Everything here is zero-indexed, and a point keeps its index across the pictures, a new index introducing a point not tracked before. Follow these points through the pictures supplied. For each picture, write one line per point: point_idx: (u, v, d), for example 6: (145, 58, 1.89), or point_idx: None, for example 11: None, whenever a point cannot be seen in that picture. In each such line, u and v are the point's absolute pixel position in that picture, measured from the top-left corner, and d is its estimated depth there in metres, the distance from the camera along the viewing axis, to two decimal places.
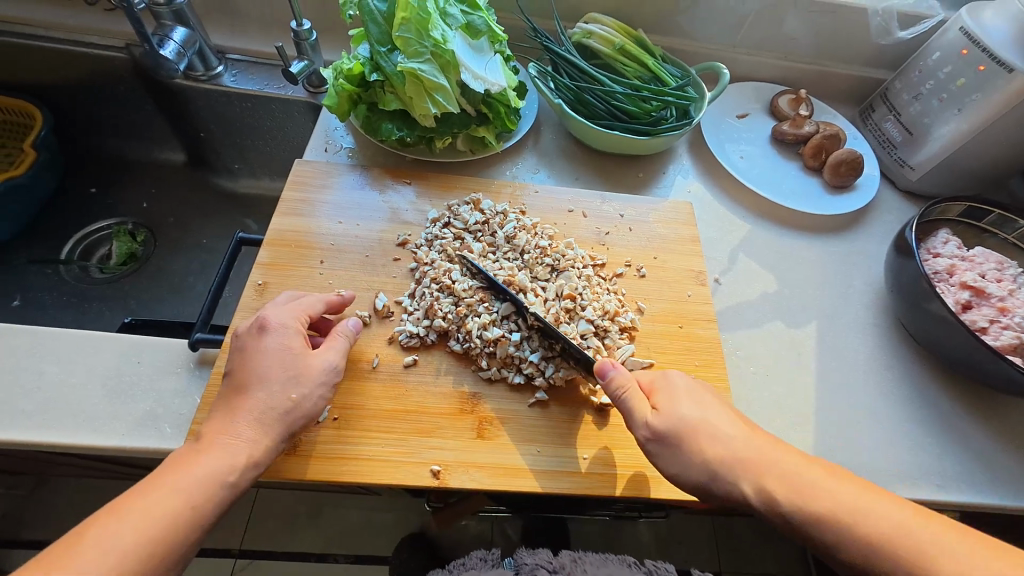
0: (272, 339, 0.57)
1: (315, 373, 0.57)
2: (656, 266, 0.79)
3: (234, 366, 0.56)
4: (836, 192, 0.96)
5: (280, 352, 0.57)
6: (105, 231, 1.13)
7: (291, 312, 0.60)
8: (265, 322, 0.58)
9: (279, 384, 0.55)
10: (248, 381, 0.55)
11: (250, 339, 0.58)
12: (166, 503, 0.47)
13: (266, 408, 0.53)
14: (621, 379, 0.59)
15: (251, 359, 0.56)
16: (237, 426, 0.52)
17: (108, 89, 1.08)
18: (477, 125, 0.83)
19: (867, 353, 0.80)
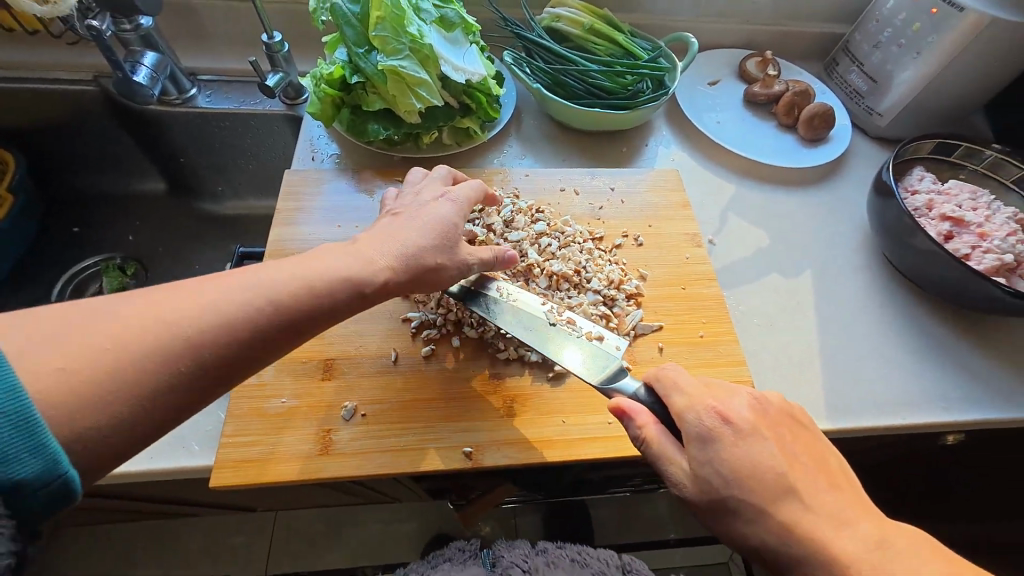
0: (450, 204, 0.63)
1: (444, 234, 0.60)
2: (652, 234, 0.81)
3: (403, 211, 0.62)
4: (811, 145, 1.00)
5: (448, 217, 0.61)
6: (94, 269, 1.11)
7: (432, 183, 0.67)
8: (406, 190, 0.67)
9: (435, 242, 0.59)
10: (409, 225, 0.59)
11: (426, 201, 0.63)
12: (228, 297, 0.45)
13: (416, 250, 0.57)
14: (644, 422, 0.51)
15: (418, 211, 0.61)
16: (383, 256, 0.55)
17: (80, 124, 1.06)
18: (461, 116, 0.85)
19: (861, 294, 0.83)
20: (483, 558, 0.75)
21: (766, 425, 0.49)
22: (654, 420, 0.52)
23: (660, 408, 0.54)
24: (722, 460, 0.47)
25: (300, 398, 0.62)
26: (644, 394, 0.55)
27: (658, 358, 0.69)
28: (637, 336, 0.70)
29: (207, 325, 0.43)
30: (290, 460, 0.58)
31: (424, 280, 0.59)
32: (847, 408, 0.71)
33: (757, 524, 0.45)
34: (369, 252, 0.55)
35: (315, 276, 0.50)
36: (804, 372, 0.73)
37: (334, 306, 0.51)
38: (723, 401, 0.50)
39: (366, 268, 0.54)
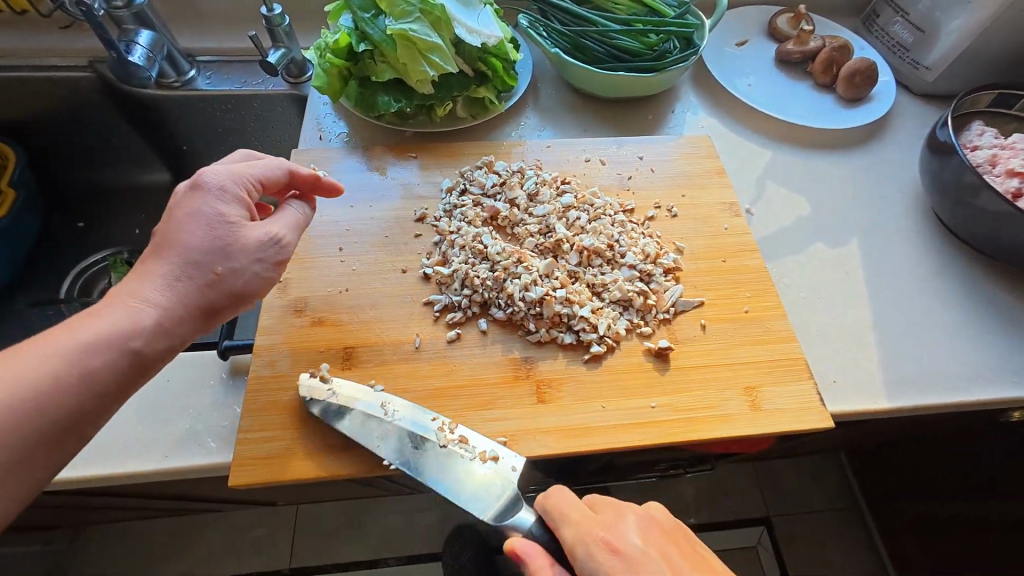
0: (207, 199, 0.51)
1: (251, 244, 0.52)
2: (686, 204, 0.75)
3: (161, 225, 0.51)
4: (851, 105, 0.93)
5: (208, 218, 0.51)
6: (101, 264, 1.08)
7: (234, 174, 0.54)
8: (201, 180, 0.52)
9: (203, 253, 0.49)
10: (173, 241, 0.49)
11: (185, 200, 0.51)
12: (28, 381, 0.42)
13: (189, 272, 0.49)
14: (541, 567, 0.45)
15: (176, 218, 0.50)
16: (149, 291, 0.47)
17: (78, 113, 1.02)
18: (476, 85, 0.79)
19: (916, 261, 0.76)
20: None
21: (658, 549, 0.44)
22: (546, 560, 0.45)
23: (554, 543, 0.48)
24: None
25: (319, 389, 0.58)
26: (538, 530, 0.49)
27: (701, 337, 0.63)
28: (676, 313, 0.65)
29: (31, 413, 0.41)
30: (310, 454, 0.54)
31: (221, 301, 0.50)
32: (906, 384, 0.65)
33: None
34: (133, 295, 0.47)
35: (93, 338, 0.44)
36: (859, 346, 0.67)
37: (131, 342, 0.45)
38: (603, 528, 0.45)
39: (136, 310, 0.46)
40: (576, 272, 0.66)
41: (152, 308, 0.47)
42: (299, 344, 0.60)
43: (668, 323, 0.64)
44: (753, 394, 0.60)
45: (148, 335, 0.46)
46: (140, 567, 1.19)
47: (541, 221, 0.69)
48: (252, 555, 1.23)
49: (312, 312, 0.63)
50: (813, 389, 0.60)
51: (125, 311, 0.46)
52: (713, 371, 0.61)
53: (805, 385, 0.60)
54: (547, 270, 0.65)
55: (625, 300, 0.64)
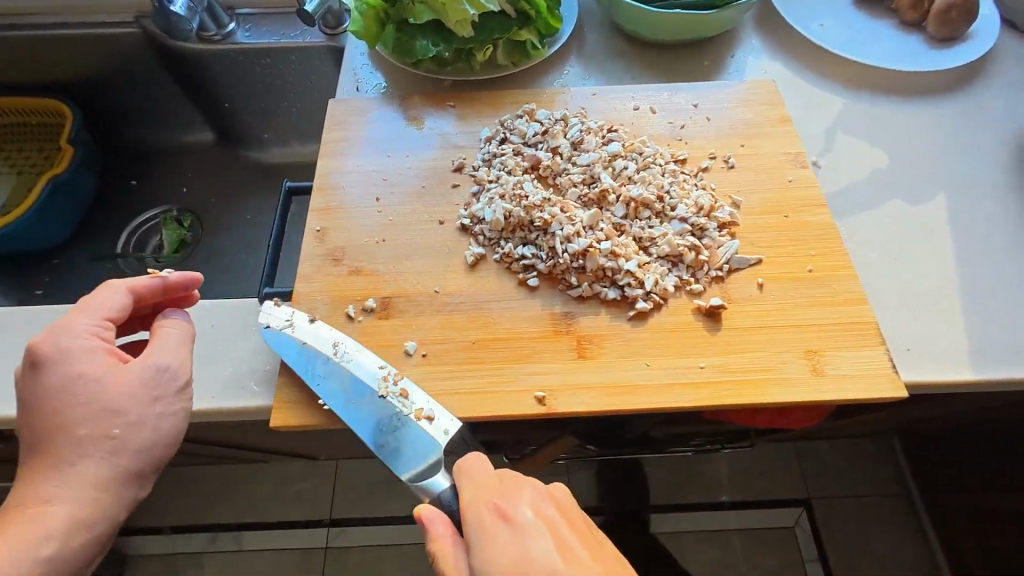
0: (57, 372, 0.46)
1: (134, 388, 0.47)
2: (745, 154, 0.68)
3: (34, 411, 0.46)
4: (942, 46, 0.82)
5: (70, 386, 0.46)
6: (153, 221, 1.12)
7: (87, 330, 0.48)
8: (38, 356, 0.47)
9: (89, 423, 0.45)
10: (62, 426, 0.45)
11: (42, 375, 0.46)
12: None
13: (74, 463, 0.45)
14: (439, 538, 0.41)
15: (54, 401, 0.46)
16: (57, 479, 0.45)
17: (126, 71, 1.04)
18: (518, 28, 0.74)
19: (1014, 221, 0.67)
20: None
21: (551, 524, 0.39)
22: (449, 535, 0.41)
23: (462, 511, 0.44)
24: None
25: (357, 337, 0.57)
26: (448, 496, 0.45)
27: (758, 296, 0.58)
28: (731, 271, 0.60)
29: None
30: (348, 401, 0.54)
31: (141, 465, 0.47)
32: (995, 355, 0.58)
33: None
34: (37, 494, 0.44)
35: (8, 567, 0.42)
36: (940, 311, 0.60)
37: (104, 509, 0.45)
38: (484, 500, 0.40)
39: (73, 494, 0.44)
40: (622, 225, 0.62)
41: (69, 500, 0.44)
42: (337, 293, 0.60)
43: (721, 281, 0.59)
44: (815, 358, 0.54)
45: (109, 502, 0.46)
46: (196, 507, 1.28)
47: (585, 169, 0.65)
48: (295, 504, 1.29)
49: (350, 262, 0.62)
50: (886, 355, 0.54)
51: (65, 497, 0.44)
52: (771, 331, 0.56)
53: (876, 350, 0.55)
54: (592, 222, 0.61)
55: (675, 254, 0.60)
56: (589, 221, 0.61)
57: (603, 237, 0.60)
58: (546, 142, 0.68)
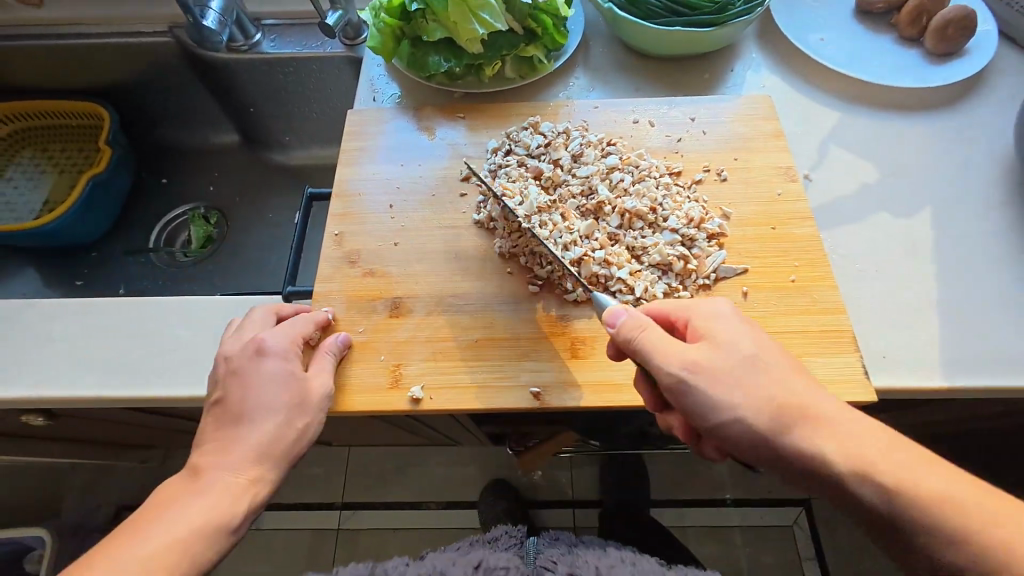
0: (254, 365, 0.55)
1: (316, 398, 0.56)
2: (738, 168, 0.72)
3: (229, 394, 0.54)
4: (939, 61, 0.84)
5: (282, 378, 0.55)
6: (182, 218, 1.19)
7: (289, 335, 0.58)
8: (262, 345, 0.56)
9: (278, 414, 0.53)
10: (249, 411, 0.53)
11: (246, 364, 0.55)
12: (149, 551, 0.44)
13: (244, 443, 0.51)
14: (636, 322, 0.52)
15: (242, 386, 0.53)
16: (233, 461, 0.50)
17: (160, 76, 1.11)
18: (525, 44, 0.78)
19: (997, 235, 0.70)
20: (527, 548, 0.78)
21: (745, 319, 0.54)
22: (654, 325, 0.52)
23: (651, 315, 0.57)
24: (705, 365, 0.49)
25: (371, 333, 0.63)
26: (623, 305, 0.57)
27: (742, 304, 0.62)
28: (717, 280, 0.64)
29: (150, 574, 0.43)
30: (363, 391, 0.59)
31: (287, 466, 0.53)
32: (967, 363, 0.61)
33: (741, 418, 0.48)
34: (214, 470, 0.50)
35: (170, 532, 0.46)
36: (917, 321, 0.64)
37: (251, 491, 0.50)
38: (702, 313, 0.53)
39: (232, 478, 0.50)
40: (616, 234, 0.66)
41: (239, 486, 0.50)
42: (353, 293, 0.65)
43: (707, 289, 0.63)
44: None
45: (258, 485, 0.51)
46: None
47: (584, 180, 0.70)
48: (310, 486, 1.37)
49: (365, 264, 0.67)
50: (858, 362, 0.58)
51: (225, 480, 0.50)
52: None
53: (850, 357, 0.59)
54: (588, 232, 0.66)
55: (665, 263, 0.64)
56: (585, 230, 0.65)
57: (598, 245, 0.65)
58: (547, 154, 0.72)
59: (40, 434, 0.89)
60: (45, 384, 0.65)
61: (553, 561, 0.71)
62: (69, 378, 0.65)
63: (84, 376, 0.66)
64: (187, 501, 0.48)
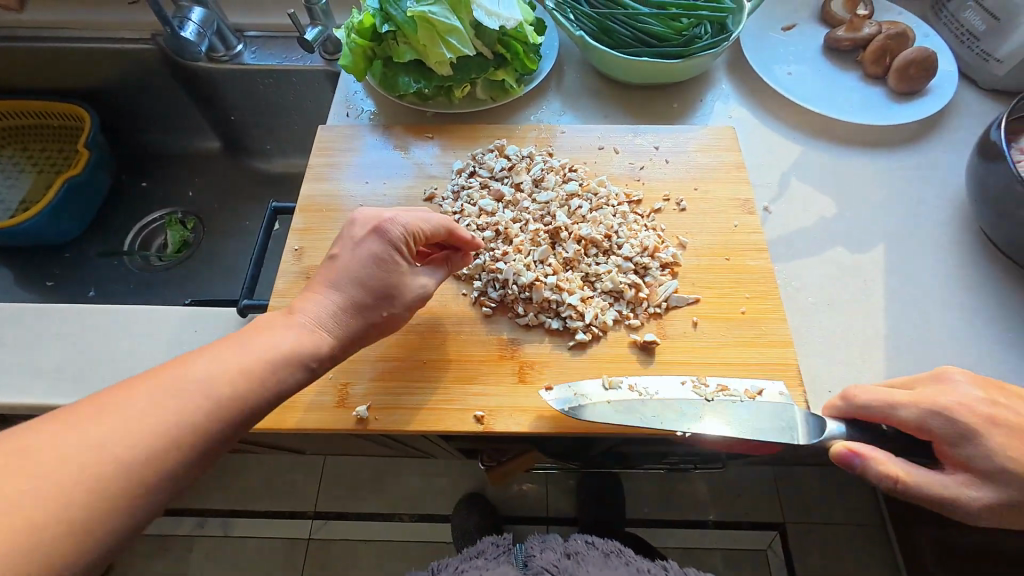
0: (370, 244, 0.56)
1: (408, 296, 0.57)
2: (697, 198, 0.73)
3: (340, 255, 0.56)
4: (902, 100, 0.86)
5: (383, 259, 0.56)
6: (159, 222, 1.19)
7: (412, 225, 0.58)
8: (383, 225, 0.57)
9: (372, 295, 0.55)
10: (348, 279, 0.55)
11: (360, 237, 0.57)
12: (212, 373, 0.45)
13: (328, 309, 0.53)
14: (875, 460, 0.49)
15: (355, 255, 0.56)
16: (319, 317, 0.53)
17: (143, 82, 1.12)
18: (495, 68, 0.80)
19: (947, 275, 0.71)
20: (516, 556, 0.76)
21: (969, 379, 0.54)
22: (894, 459, 0.49)
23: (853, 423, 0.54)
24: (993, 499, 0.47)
25: None
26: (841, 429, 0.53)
27: (691, 334, 0.63)
28: (669, 309, 0.65)
29: (208, 392, 0.44)
30: (307, 409, 0.59)
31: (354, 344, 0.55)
32: None
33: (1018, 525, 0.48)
34: (289, 324, 0.52)
35: (234, 361, 0.47)
36: (863, 357, 0.65)
37: (305, 363, 0.50)
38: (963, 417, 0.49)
39: (308, 333, 0.51)
40: (570, 260, 0.67)
41: (310, 340, 0.51)
42: None
43: (658, 318, 0.64)
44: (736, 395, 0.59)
45: (318, 358, 0.51)
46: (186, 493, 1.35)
47: (544, 205, 0.70)
48: (278, 496, 1.36)
49: None
50: (801, 397, 0.59)
51: (300, 333, 0.51)
52: (698, 369, 0.61)
53: (794, 391, 0.59)
54: (542, 257, 0.66)
55: (616, 291, 0.65)
56: (540, 255, 0.66)
57: (550, 271, 0.65)
58: (509, 178, 0.73)
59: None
60: None
61: (554, 566, 0.71)
62: (17, 385, 0.65)
63: (33, 381, 0.65)
64: (260, 338, 0.50)
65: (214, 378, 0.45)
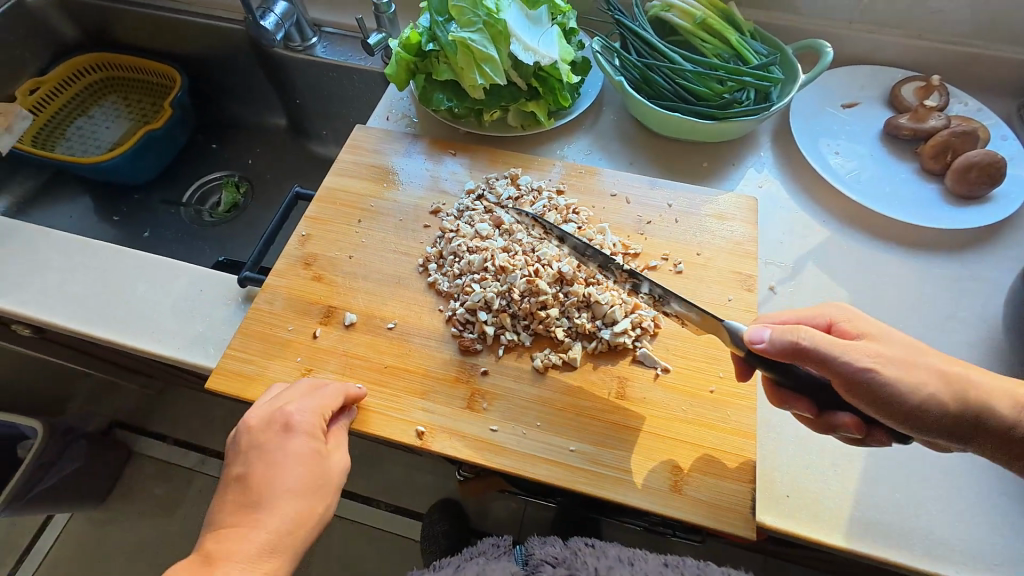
0: (283, 440, 0.55)
1: (335, 472, 0.56)
2: (697, 263, 0.72)
3: (264, 444, 0.55)
4: (958, 203, 0.79)
5: (302, 455, 0.54)
6: (217, 182, 1.31)
7: (316, 408, 0.57)
8: (289, 419, 0.55)
9: (300, 486, 0.54)
10: (269, 489, 0.52)
11: (271, 438, 0.55)
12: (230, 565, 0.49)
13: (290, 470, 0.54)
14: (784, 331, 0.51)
15: (269, 459, 0.54)
16: (288, 481, 0.53)
17: (231, 58, 1.24)
18: (527, 99, 0.82)
19: None
20: (516, 554, 0.75)
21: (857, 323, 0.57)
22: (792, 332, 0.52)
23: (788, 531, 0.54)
24: (888, 355, 0.50)
25: (300, 333, 0.67)
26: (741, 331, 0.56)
27: (652, 400, 0.61)
28: (635, 370, 0.64)
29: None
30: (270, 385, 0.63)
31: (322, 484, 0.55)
32: (875, 530, 0.56)
33: (928, 389, 0.49)
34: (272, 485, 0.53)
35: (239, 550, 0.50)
36: (835, 469, 0.60)
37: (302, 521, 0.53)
38: (842, 314, 0.56)
39: (290, 493, 0.53)
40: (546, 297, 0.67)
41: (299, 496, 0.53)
42: (296, 292, 0.70)
43: (622, 378, 0.63)
44: (678, 475, 0.57)
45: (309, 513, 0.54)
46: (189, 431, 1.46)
47: (537, 240, 0.71)
48: None
49: (317, 268, 0.72)
50: (747, 493, 0.56)
51: (284, 496, 0.53)
52: (648, 438, 0.59)
53: (740, 487, 0.56)
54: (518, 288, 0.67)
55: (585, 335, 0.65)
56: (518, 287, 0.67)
57: (523, 306, 0.66)
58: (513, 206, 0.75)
59: (49, 342, 0.98)
60: (31, 304, 0.74)
61: (553, 559, 0.69)
62: (47, 305, 0.74)
63: (62, 304, 0.74)
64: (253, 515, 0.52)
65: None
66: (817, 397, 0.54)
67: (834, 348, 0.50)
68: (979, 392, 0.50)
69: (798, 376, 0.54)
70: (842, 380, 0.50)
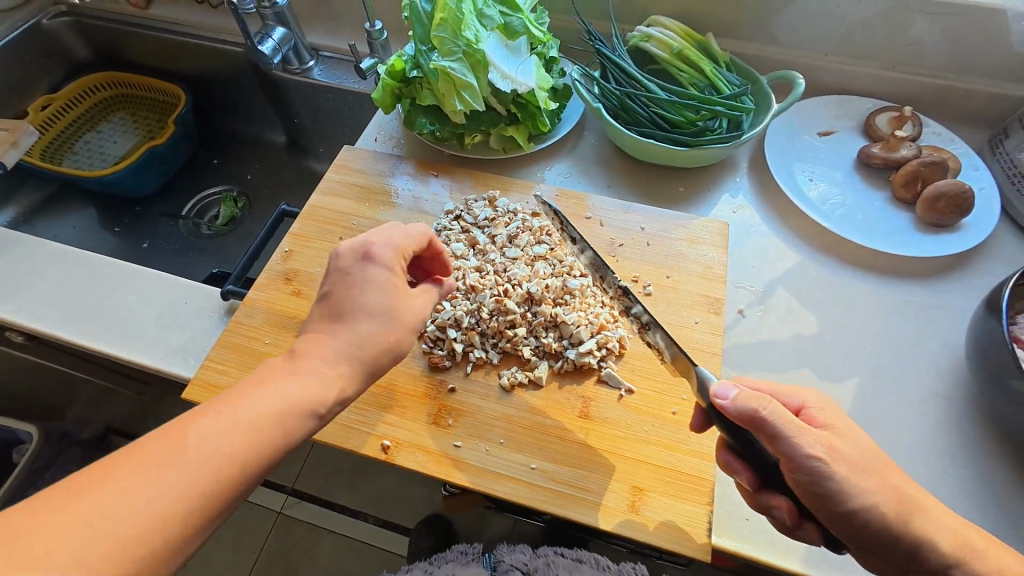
0: (363, 275, 0.53)
1: (410, 313, 0.53)
2: (666, 285, 0.73)
3: (335, 289, 0.53)
4: (929, 231, 0.80)
5: (378, 285, 0.53)
6: (216, 196, 1.35)
7: (397, 244, 0.56)
8: (370, 250, 0.54)
9: (372, 324, 0.51)
10: (345, 314, 0.51)
11: (352, 265, 0.54)
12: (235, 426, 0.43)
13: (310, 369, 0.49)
14: (749, 397, 0.49)
15: (352, 287, 0.52)
16: (322, 361, 0.49)
17: (234, 78, 1.30)
18: (506, 124, 0.85)
19: (922, 426, 0.66)
20: (485, 560, 0.83)
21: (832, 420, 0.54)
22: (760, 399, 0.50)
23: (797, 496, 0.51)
24: (842, 452, 0.49)
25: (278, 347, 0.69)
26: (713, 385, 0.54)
27: (615, 420, 0.63)
28: (599, 391, 0.65)
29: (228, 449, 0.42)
30: None
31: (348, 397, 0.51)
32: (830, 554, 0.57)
33: (874, 499, 0.48)
34: (308, 363, 0.49)
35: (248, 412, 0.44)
36: None
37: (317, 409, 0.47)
38: (817, 401, 0.53)
39: (324, 373, 0.48)
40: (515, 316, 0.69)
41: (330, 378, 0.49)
42: (276, 307, 0.73)
43: (586, 399, 0.64)
44: (636, 495, 0.58)
45: (332, 402, 0.48)
46: None
47: (510, 260, 0.73)
48: None
49: (297, 284, 0.75)
50: (704, 515, 0.57)
51: (314, 373, 0.48)
52: (609, 457, 0.60)
53: (696, 509, 0.57)
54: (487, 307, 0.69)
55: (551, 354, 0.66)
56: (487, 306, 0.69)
57: (491, 324, 0.68)
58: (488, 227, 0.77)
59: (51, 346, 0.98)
60: (24, 312, 0.77)
61: (525, 567, 0.78)
62: (38, 314, 0.77)
63: (53, 313, 0.77)
64: (276, 383, 0.47)
65: (219, 436, 0.42)
66: (761, 471, 0.53)
67: (791, 430, 0.48)
68: (923, 523, 0.48)
69: (751, 447, 0.52)
70: (788, 461, 0.48)
